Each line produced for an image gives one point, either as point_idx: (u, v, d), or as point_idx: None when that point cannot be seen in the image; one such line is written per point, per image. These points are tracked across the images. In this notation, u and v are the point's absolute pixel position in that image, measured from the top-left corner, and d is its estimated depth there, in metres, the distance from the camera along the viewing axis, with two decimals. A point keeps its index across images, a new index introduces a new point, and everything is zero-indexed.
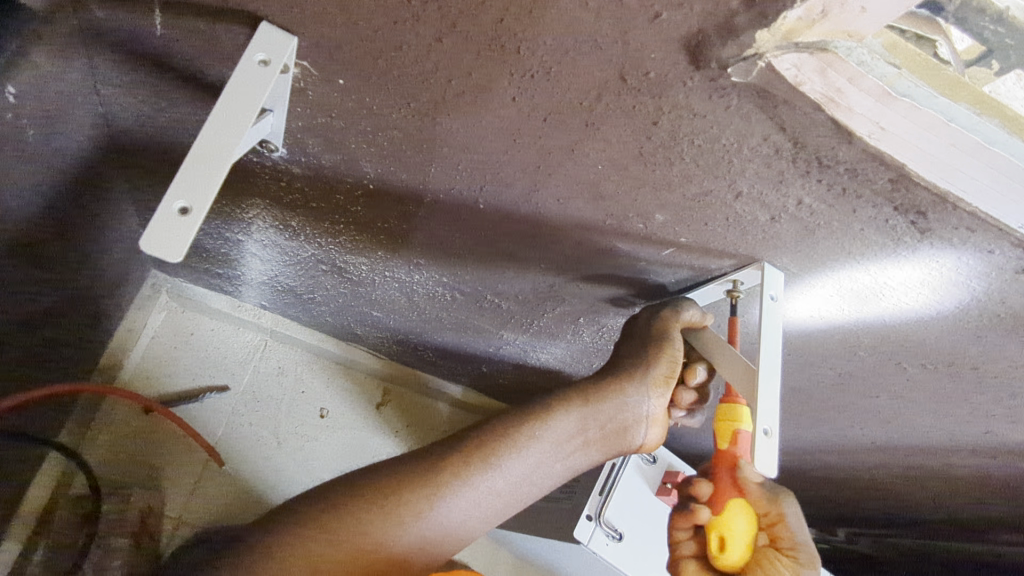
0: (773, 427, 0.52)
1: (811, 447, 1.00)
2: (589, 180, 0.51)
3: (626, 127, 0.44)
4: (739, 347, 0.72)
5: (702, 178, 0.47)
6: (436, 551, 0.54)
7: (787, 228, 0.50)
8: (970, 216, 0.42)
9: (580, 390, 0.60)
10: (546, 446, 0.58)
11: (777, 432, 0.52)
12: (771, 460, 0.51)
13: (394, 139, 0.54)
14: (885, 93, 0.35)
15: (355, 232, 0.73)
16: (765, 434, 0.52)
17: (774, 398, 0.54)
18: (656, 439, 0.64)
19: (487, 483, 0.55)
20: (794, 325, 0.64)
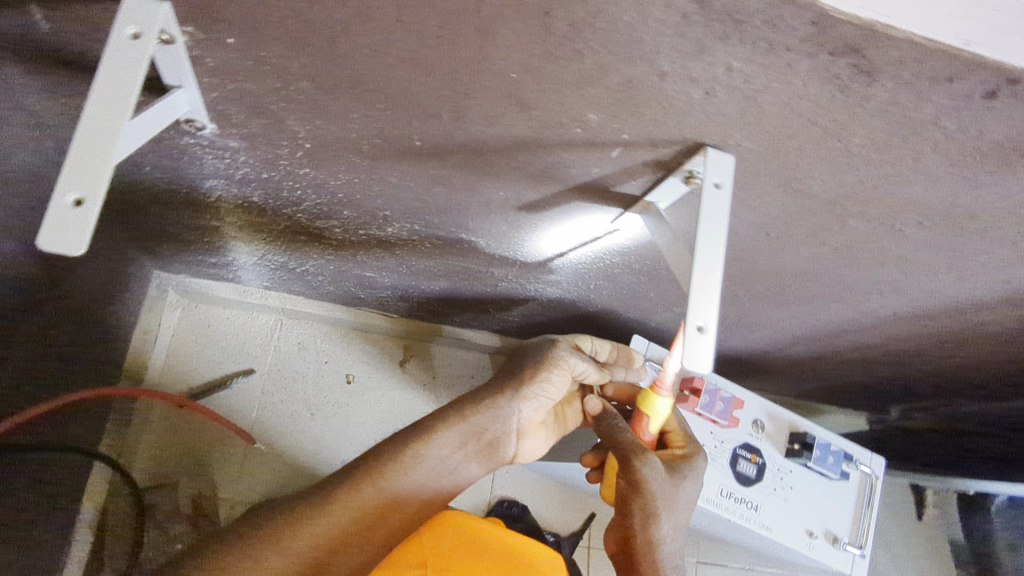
0: (710, 323, 0.47)
1: (835, 327, 0.96)
2: (508, 90, 0.48)
3: (520, 24, 0.41)
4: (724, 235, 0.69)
5: (619, 63, 0.44)
6: (416, 499, 0.72)
7: (727, 101, 0.47)
8: (910, 44, 0.38)
9: (460, 408, 0.75)
10: (434, 458, 0.72)
11: (713, 329, 0.47)
12: (705, 357, 0.46)
13: (305, 89, 0.52)
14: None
15: (313, 196, 0.72)
16: (697, 331, 0.47)
17: (716, 290, 0.48)
18: (530, 444, 0.82)
19: (438, 455, 0.72)
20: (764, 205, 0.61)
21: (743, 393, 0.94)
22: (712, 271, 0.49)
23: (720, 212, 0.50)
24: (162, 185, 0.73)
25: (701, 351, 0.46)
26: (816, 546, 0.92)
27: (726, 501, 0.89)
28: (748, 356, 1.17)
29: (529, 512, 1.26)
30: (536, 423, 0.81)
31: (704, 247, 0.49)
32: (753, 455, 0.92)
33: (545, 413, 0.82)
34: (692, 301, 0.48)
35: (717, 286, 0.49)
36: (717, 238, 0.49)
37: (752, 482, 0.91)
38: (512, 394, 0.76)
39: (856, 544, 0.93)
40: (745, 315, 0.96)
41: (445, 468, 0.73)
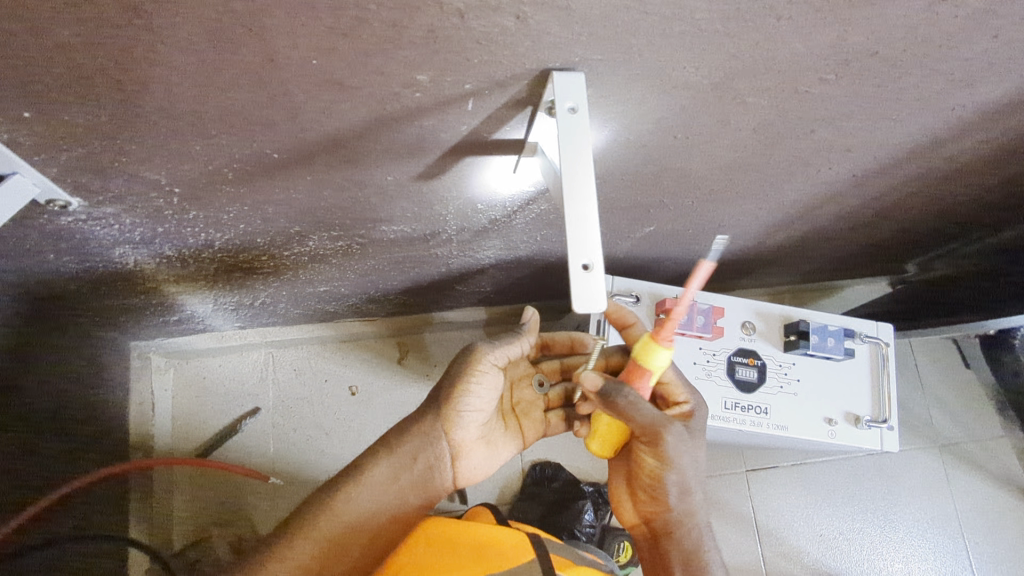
0: (596, 259, 0.44)
1: (804, 204, 0.90)
2: (322, 77, 0.45)
3: (280, 8, 0.38)
4: (633, 147, 0.64)
5: (410, 16, 0.40)
6: (359, 542, 0.68)
7: (545, 18, 0.42)
8: None
9: (387, 439, 0.72)
10: (369, 495, 0.69)
11: (599, 263, 0.44)
12: (597, 295, 0.43)
13: (134, 139, 0.50)
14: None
15: (220, 234, 0.70)
16: (583, 270, 0.44)
17: (595, 222, 0.45)
18: (475, 463, 0.76)
19: (368, 486, 0.69)
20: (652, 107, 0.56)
21: (724, 300, 0.90)
22: (587, 203, 0.45)
23: (580, 137, 0.46)
24: (78, 268, 0.72)
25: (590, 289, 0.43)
26: (838, 431, 0.89)
27: (732, 412, 0.87)
28: (733, 257, 1.12)
29: (563, 468, 1.26)
30: (476, 439, 0.75)
31: (572, 179, 0.46)
32: (750, 359, 0.89)
33: (486, 426, 0.76)
34: (572, 240, 0.45)
35: (595, 218, 0.45)
36: (583, 167, 0.46)
37: (755, 386, 0.88)
38: (434, 414, 0.72)
39: (880, 418, 0.90)
40: (706, 220, 0.91)
41: (379, 499, 0.69)
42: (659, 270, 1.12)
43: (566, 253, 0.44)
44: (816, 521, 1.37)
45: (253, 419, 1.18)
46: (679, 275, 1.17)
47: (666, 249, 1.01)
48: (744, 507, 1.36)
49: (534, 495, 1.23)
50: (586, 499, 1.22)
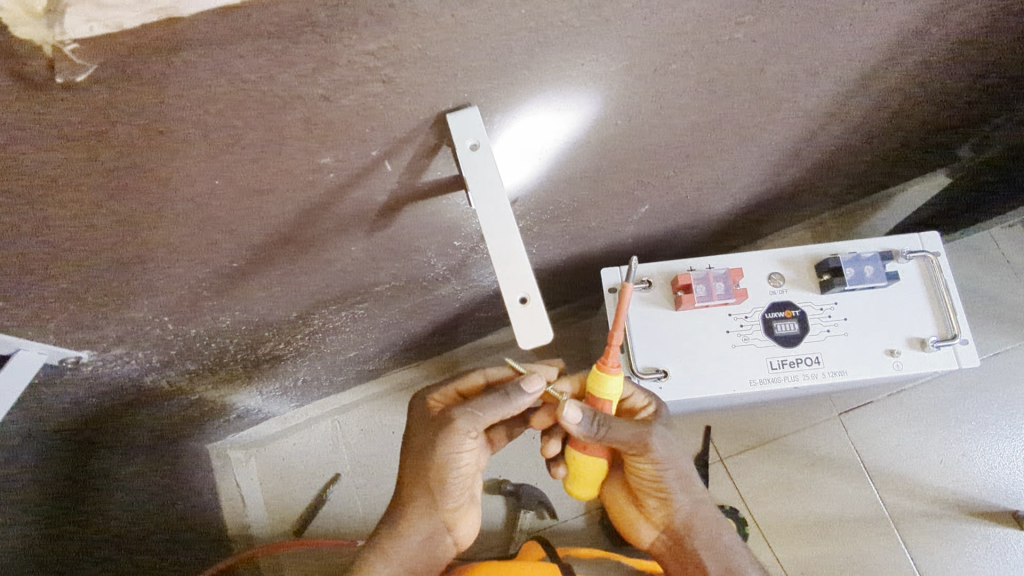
0: (531, 289, 0.43)
1: (800, 135, 0.84)
2: (234, 190, 0.47)
3: (157, 148, 0.39)
4: (577, 144, 0.62)
5: (280, 114, 0.41)
6: None
7: (411, 70, 0.42)
8: None
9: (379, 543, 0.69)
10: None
11: (536, 293, 0.43)
12: (539, 325, 0.42)
13: (104, 291, 0.53)
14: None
15: (229, 339, 0.74)
16: (520, 303, 0.43)
17: (522, 251, 0.44)
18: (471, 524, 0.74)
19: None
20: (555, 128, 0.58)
21: (742, 260, 0.86)
22: (510, 235, 0.44)
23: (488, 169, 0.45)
24: (125, 402, 0.78)
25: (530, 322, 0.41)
26: (904, 362, 0.82)
27: (781, 371, 0.82)
28: (751, 204, 1.06)
29: None
30: (469, 508, 0.73)
31: (490, 215, 0.45)
32: (787, 312, 0.84)
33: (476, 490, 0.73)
34: (504, 276, 0.44)
35: (522, 248, 0.44)
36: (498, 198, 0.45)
37: (799, 337, 0.83)
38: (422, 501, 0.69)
39: (949, 336, 0.81)
40: (700, 183, 0.86)
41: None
42: (678, 239, 1.08)
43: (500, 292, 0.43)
44: (933, 448, 1.27)
45: (337, 485, 1.24)
46: (702, 237, 1.12)
47: (673, 220, 0.97)
48: (847, 452, 1.27)
49: None
50: None
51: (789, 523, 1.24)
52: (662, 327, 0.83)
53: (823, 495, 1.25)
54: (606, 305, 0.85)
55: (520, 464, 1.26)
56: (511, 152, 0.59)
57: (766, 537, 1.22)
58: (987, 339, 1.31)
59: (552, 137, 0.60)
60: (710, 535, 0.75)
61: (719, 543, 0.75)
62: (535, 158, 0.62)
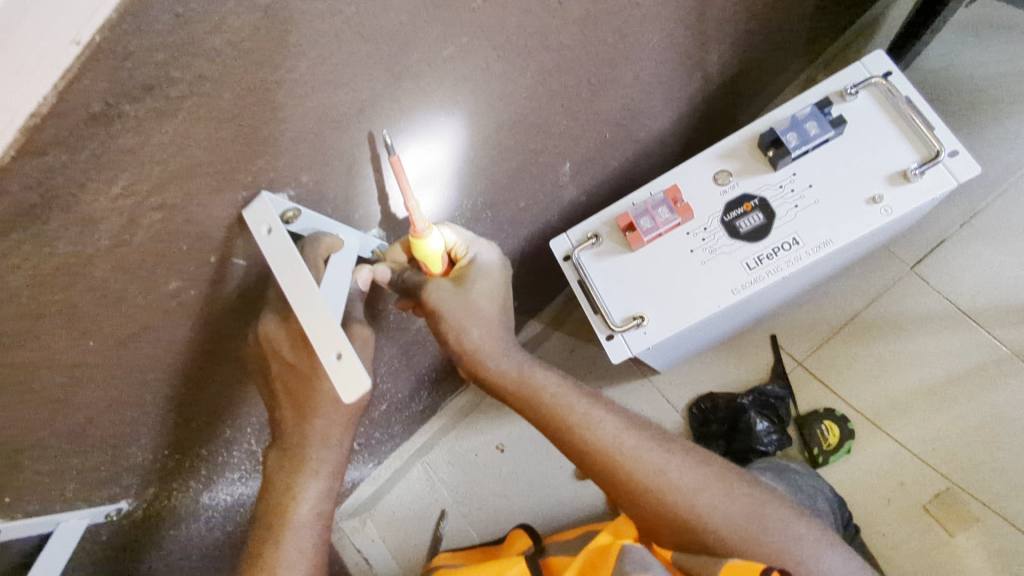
0: (341, 346, 0.47)
1: (680, 27, 0.79)
2: (120, 340, 0.53)
3: (18, 338, 0.47)
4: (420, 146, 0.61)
5: (90, 269, 0.46)
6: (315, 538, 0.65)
7: (180, 186, 0.46)
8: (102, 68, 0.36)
9: (290, 466, 0.64)
10: (314, 512, 0.65)
11: (347, 350, 0.47)
12: (352, 380, 0.46)
13: (86, 454, 0.61)
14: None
15: (247, 443, 0.81)
16: (337, 361, 0.47)
17: (328, 315, 0.48)
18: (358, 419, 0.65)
19: (309, 524, 0.65)
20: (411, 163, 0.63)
21: (678, 174, 0.81)
22: (315, 300, 0.49)
23: (286, 252, 0.50)
24: (213, 528, 0.89)
25: (345, 379, 0.46)
26: (893, 203, 0.72)
27: (761, 267, 0.76)
28: (695, 108, 0.99)
29: (717, 393, 1.18)
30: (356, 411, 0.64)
31: (297, 295, 0.49)
32: (746, 206, 0.77)
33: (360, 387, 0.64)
34: (322, 344, 0.48)
35: (335, 326, 0.48)
36: (299, 278, 0.49)
37: (768, 227, 0.76)
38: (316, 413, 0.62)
39: (932, 155, 0.71)
40: (608, 117, 0.83)
41: (320, 532, 0.66)
42: (641, 175, 1.04)
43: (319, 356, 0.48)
44: None
45: (446, 520, 1.30)
46: (668, 160, 1.06)
47: (614, 161, 0.94)
48: (936, 304, 1.14)
49: (708, 437, 1.15)
50: (751, 411, 1.13)
51: (898, 401, 1.12)
52: (624, 275, 0.80)
53: (926, 358, 1.12)
54: (567, 274, 0.84)
55: None
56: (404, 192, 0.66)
57: (880, 425, 1.11)
58: None
59: (424, 166, 0.64)
60: (556, 403, 0.70)
61: (566, 406, 0.70)
62: (433, 185, 0.68)
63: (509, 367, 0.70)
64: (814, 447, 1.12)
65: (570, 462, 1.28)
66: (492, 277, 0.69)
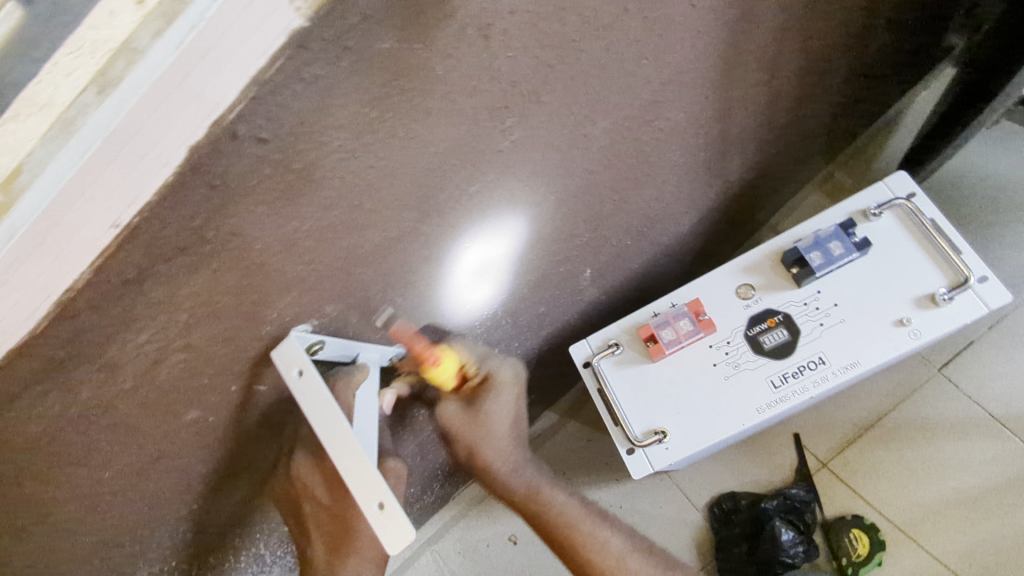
0: (383, 496, 0.45)
1: (701, 144, 0.80)
2: (136, 468, 0.53)
3: (34, 477, 0.46)
4: (480, 240, 0.61)
5: (113, 409, 0.46)
6: None
7: (208, 327, 0.46)
8: (140, 238, 0.37)
9: None
10: None
11: (388, 499, 0.45)
12: (395, 535, 0.44)
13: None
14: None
15: (256, 551, 0.80)
16: (379, 511, 0.45)
17: (366, 462, 0.46)
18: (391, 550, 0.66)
19: None
20: (471, 258, 0.63)
21: (701, 285, 0.80)
22: (351, 445, 0.47)
23: (319, 391, 0.49)
24: None
25: (388, 533, 0.44)
26: (921, 327, 0.71)
27: (786, 386, 0.74)
28: (716, 211, 1.00)
29: (739, 492, 1.14)
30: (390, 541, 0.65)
31: (327, 434, 0.48)
32: (770, 321, 0.76)
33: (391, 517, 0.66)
34: (360, 490, 0.46)
35: (374, 472, 0.46)
36: (333, 420, 0.48)
37: (792, 345, 0.75)
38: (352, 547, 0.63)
39: (961, 281, 0.70)
40: (630, 226, 0.83)
41: None
42: (661, 275, 1.04)
43: (360, 505, 0.46)
44: None
45: None
46: (689, 259, 1.06)
47: (634, 263, 0.94)
48: (966, 408, 1.10)
49: (728, 541, 1.11)
50: (776, 518, 1.08)
51: (930, 510, 1.07)
52: (644, 387, 0.79)
53: (960, 466, 1.08)
54: (587, 382, 0.83)
55: None
56: (463, 286, 0.65)
57: (912, 536, 1.06)
58: None
59: (483, 259, 0.64)
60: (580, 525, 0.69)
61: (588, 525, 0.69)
62: (491, 278, 0.67)
63: (517, 482, 0.71)
64: (843, 558, 1.07)
65: None
66: (510, 387, 0.73)
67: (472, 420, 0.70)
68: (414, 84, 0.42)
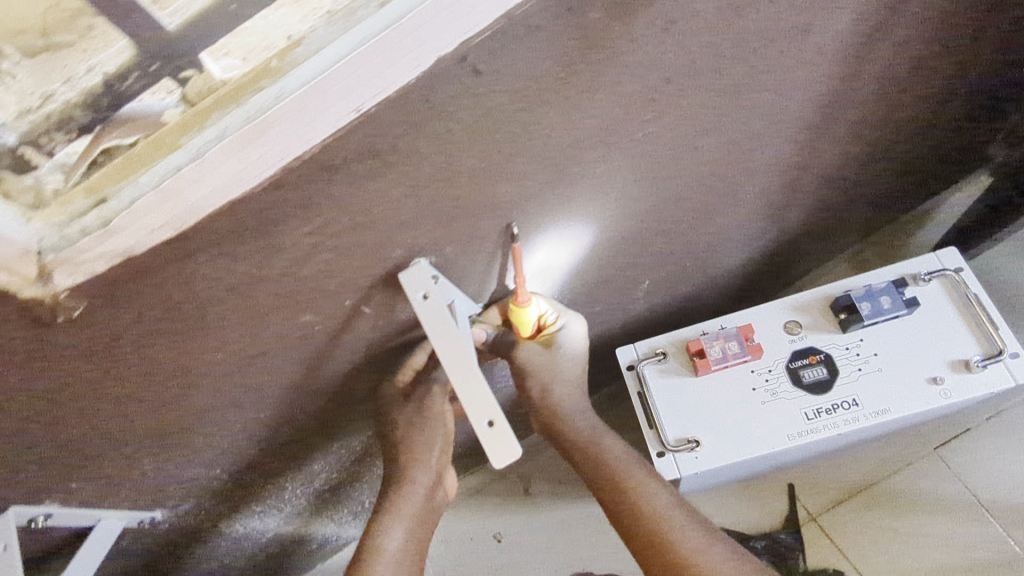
0: (495, 414, 0.52)
1: (777, 186, 0.86)
2: (240, 354, 0.56)
3: (164, 337, 0.50)
4: (559, 243, 0.69)
5: (252, 290, 0.50)
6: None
7: (357, 234, 0.50)
8: (356, 132, 0.40)
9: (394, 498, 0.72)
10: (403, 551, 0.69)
11: (499, 417, 0.51)
12: (502, 449, 0.50)
13: (158, 453, 0.63)
14: (115, 227, 0.36)
15: (284, 477, 0.83)
16: (489, 427, 0.51)
17: (482, 383, 0.53)
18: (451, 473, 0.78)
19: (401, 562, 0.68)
20: (547, 254, 0.70)
21: (751, 315, 0.86)
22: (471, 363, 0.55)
23: (444, 321, 0.56)
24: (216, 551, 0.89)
25: (496, 447, 0.50)
26: (951, 388, 0.77)
27: (818, 419, 0.79)
28: (765, 255, 1.06)
29: (728, 529, 1.19)
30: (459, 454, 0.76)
31: (453, 362, 0.55)
32: (812, 358, 0.82)
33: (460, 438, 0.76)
34: (475, 409, 0.53)
35: (487, 391, 0.53)
36: (461, 352, 0.55)
37: (830, 382, 0.80)
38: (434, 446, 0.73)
39: (994, 352, 0.76)
40: (695, 247, 0.89)
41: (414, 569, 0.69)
42: (701, 305, 1.09)
43: (471, 419, 0.52)
44: None
45: None
46: (727, 294, 1.12)
47: (684, 286, 0.99)
48: (954, 489, 1.16)
49: None
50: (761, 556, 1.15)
51: None
52: (683, 397, 0.84)
53: (942, 542, 1.13)
54: (627, 384, 0.88)
55: (601, 555, 1.24)
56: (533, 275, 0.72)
57: None
58: None
59: (553, 259, 0.72)
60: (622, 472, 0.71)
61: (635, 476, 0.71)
62: (545, 279, 0.75)
63: (580, 425, 0.77)
64: None
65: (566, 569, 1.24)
66: (579, 342, 0.77)
67: (546, 365, 0.76)
68: (600, 56, 0.47)
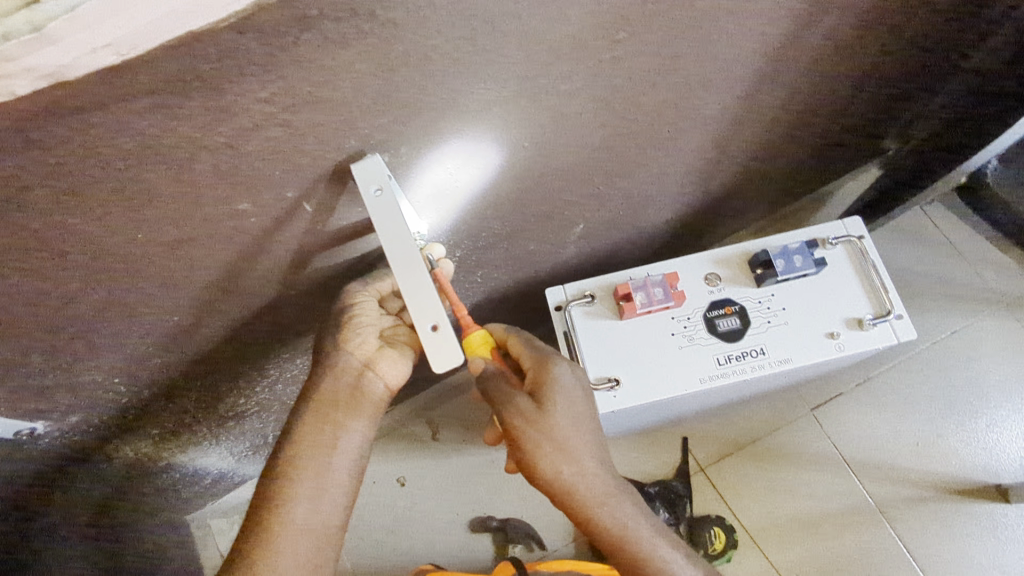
0: (439, 319, 0.52)
1: (716, 146, 0.89)
2: (160, 238, 0.51)
3: (75, 205, 0.44)
4: (450, 158, 0.61)
5: (185, 161, 0.45)
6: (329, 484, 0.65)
7: (311, 113, 0.46)
8: None
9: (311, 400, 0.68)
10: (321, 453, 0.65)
11: (444, 322, 0.52)
12: (444, 353, 0.52)
13: (48, 345, 0.56)
14: (48, 35, 0.30)
15: (188, 392, 0.78)
16: (433, 332, 0.52)
17: (430, 287, 0.53)
18: (395, 370, 0.70)
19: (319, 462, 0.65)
20: (433, 176, 0.63)
21: (677, 265, 0.89)
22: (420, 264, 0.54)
23: (395, 218, 0.54)
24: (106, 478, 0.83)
25: (438, 352, 0.52)
26: (845, 343, 0.84)
27: (729, 365, 0.84)
28: (690, 213, 1.10)
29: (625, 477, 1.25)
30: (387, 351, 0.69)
31: (401, 260, 0.54)
32: (727, 309, 0.87)
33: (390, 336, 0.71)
34: (421, 312, 0.53)
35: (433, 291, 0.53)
36: (409, 249, 0.54)
37: (741, 332, 0.85)
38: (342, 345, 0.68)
39: (884, 312, 0.85)
40: (631, 194, 0.90)
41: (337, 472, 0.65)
42: (626, 255, 1.12)
43: (415, 322, 0.53)
44: (906, 431, 1.28)
45: None
46: (650, 248, 1.16)
47: (614, 235, 1.01)
48: (824, 446, 1.28)
49: None
50: (655, 500, 1.23)
51: (777, 522, 1.23)
52: (607, 338, 0.86)
53: (811, 491, 1.25)
54: (555, 324, 0.89)
55: (504, 497, 1.26)
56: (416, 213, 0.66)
57: (757, 543, 1.22)
58: (945, 318, 1.34)
59: (446, 180, 0.64)
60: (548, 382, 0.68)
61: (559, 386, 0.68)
62: (444, 201, 0.68)
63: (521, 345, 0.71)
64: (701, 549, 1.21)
65: (468, 511, 1.26)
66: None
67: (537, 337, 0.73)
68: None
